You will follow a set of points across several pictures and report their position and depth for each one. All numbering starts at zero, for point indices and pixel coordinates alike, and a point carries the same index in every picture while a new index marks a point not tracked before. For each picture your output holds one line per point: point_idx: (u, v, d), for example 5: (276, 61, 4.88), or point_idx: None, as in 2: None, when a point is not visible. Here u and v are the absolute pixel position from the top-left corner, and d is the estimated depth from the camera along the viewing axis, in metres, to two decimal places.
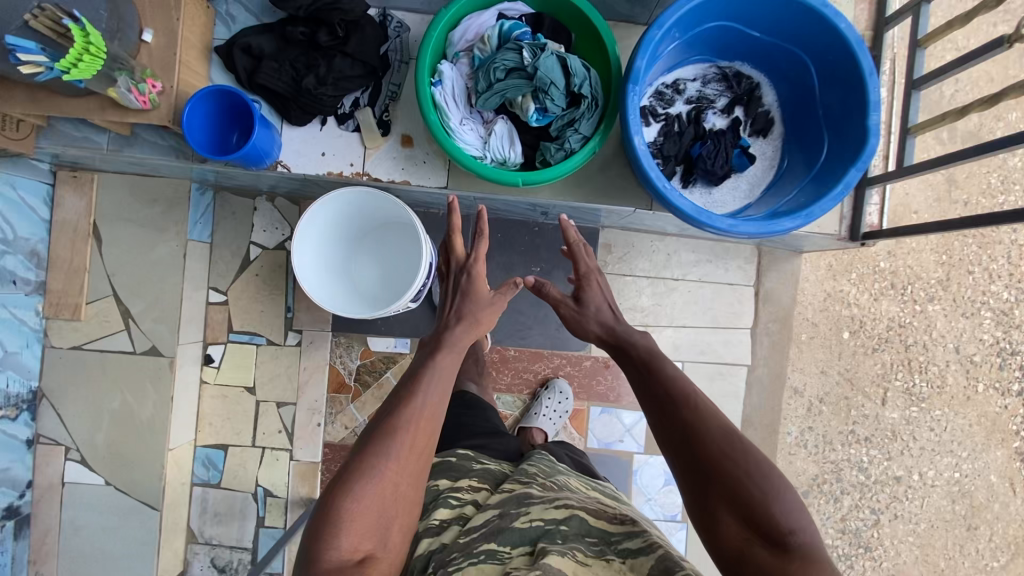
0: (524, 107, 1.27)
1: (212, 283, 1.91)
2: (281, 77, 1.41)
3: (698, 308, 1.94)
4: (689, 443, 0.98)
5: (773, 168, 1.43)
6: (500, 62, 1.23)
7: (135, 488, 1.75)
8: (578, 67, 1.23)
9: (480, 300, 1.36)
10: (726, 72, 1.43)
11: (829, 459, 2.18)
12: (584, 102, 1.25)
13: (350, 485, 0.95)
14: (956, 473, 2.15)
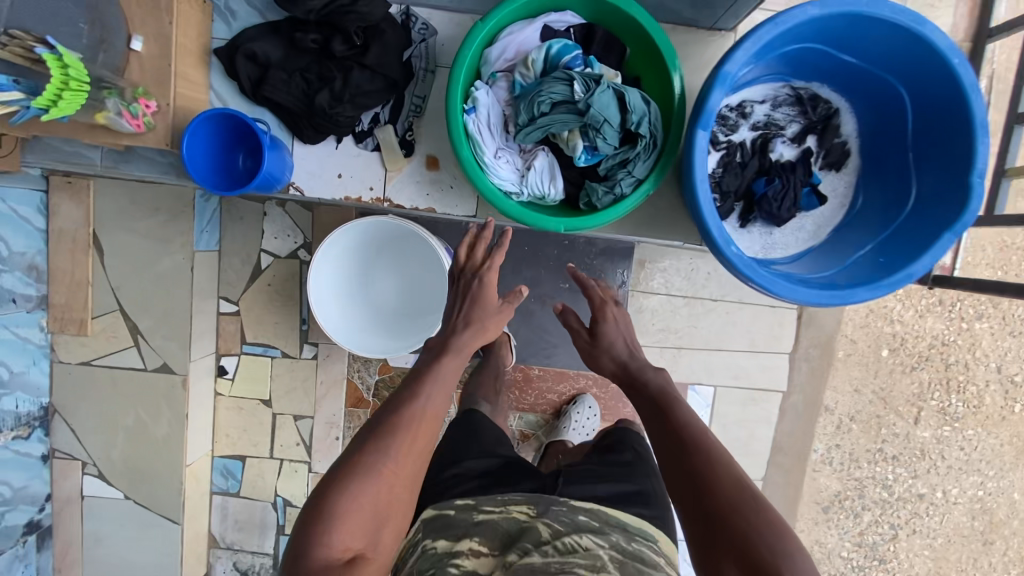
0: (570, 143, 1.11)
1: (223, 292, 1.81)
2: (292, 91, 1.24)
3: (735, 331, 1.82)
4: (699, 496, 0.89)
5: (843, 208, 1.27)
6: (546, 92, 1.07)
7: (154, 502, 1.73)
8: (635, 101, 1.07)
9: (489, 306, 1.19)
10: (803, 95, 1.24)
11: (852, 475, 2.03)
12: (641, 141, 1.09)
13: (343, 480, 0.86)
14: (981, 492, 2.02)
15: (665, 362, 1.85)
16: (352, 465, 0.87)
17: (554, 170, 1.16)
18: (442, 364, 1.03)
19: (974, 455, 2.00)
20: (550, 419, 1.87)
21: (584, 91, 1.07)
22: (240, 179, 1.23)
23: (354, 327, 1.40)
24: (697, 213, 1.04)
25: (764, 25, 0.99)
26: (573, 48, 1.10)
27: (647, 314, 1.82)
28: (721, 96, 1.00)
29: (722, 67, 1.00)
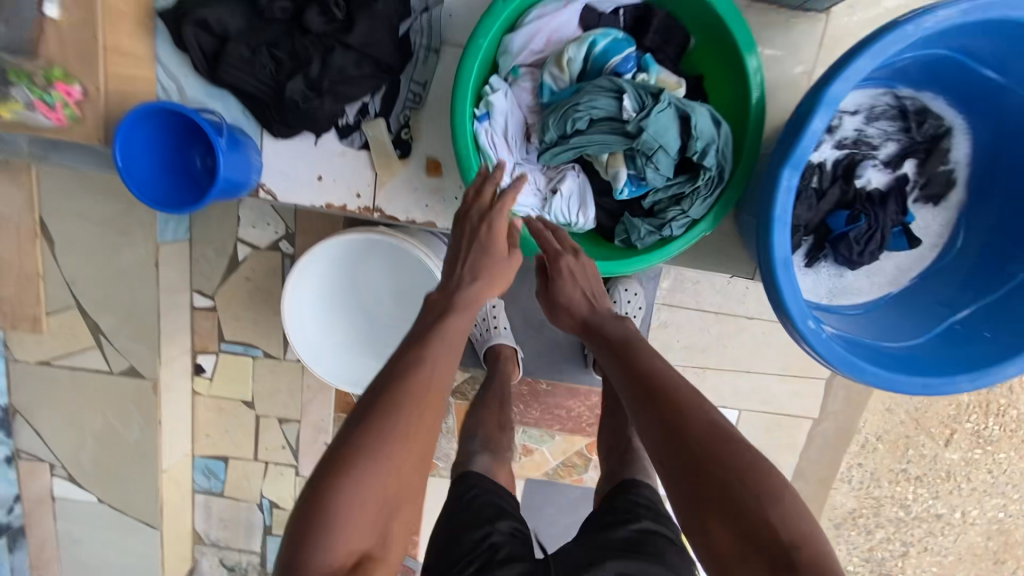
0: (609, 168, 0.92)
1: (196, 285, 1.60)
2: (257, 73, 0.97)
3: (769, 351, 1.63)
4: (672, 452, 0.70)
5: (937, 248, 1.04)
6: (586, 104, 0.87)
7: (130, 507, 1.63)
8: (703, 124, 0.88)
9: (502, 254, 0.85)
10: (908, 107, 0.97)
11: (870, 495, 1.79)
12: (706, 174, 0.89)
13: (341, 472, 0.67)
14: (1001, 514, 1.80)
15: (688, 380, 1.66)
16: (351, 451, 0.68)
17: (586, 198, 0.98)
18: (450, 322, 0.79)
19: (999, 476, 1.77)
20: (555, 435, 1.71)
21: (636, 107, 0.88)
22: (200, 182, 0.98)
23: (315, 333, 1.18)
24: (768, 274, 0.81)
25: (889, 32, 0.73)
26: (625, 46, 0.90)
27: (672, 329, 1.61)
28: (824, 125, 0.75)
29: (824, 89, 0.75)
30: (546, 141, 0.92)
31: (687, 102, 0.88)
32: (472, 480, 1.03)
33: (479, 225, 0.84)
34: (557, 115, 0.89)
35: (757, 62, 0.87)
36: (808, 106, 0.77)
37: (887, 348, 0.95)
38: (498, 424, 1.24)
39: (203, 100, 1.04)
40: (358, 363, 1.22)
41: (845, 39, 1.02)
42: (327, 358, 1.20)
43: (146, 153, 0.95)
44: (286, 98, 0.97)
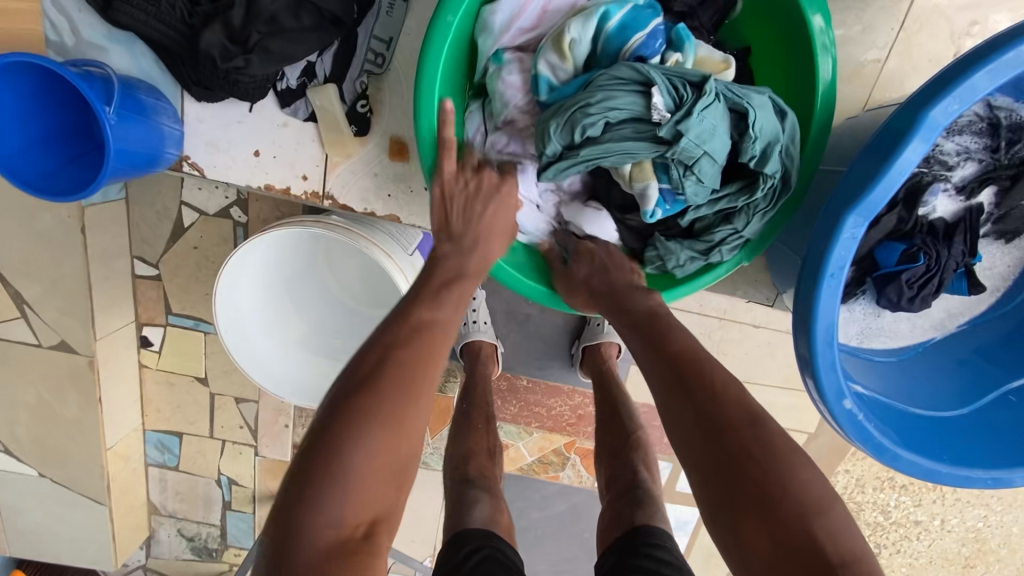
0: (634, 185, 0.76)
1: (137, 251, 1.39)
2: (163, 15, 0.74)
3: (777, 358, 1.26)
4: (685, 435, 0.63)
5: (997, 292, 0.87)
6: (602, 107, 0.70)
7: (76, 483, 1.53)
8: (764, 122, 0.71)
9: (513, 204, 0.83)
10: (1000, 121, 0.77)
11: (851, 498, 1.39)
12: (767, 183, 0.73)
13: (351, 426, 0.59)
14: (979, 523, 1.39)
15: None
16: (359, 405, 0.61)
17: (606, 222, 0.88)
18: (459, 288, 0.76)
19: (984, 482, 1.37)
20: (534, 431, 1.48)
21: (670, 104, 0.70)
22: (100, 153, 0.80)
23: (248, 286, 1.02)
24: (806, 342, 0.65)
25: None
26: (648, 21, 0.74)
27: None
28: (918, 158, 0.57)
29: (921, 112, 0.56)
30: (548, 154, 0.76)
31: (741, 92, 0.72)
32: (472, 538, 0.87)
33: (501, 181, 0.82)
34: (562, 122, 0.72)
35: (823, 21, 0.73)
36: (896, 129, 0.58)
37: (920, 415, 0.80)
38: (488, 449, 1.14)
39: (105, 45, 0.82)
40: (270, 331, 1.08)
41: (934, 19, 0.82)
42: (259, 338, 1.06)
43: (23, 126, 0.77)
44: (200, 53, 0.74)
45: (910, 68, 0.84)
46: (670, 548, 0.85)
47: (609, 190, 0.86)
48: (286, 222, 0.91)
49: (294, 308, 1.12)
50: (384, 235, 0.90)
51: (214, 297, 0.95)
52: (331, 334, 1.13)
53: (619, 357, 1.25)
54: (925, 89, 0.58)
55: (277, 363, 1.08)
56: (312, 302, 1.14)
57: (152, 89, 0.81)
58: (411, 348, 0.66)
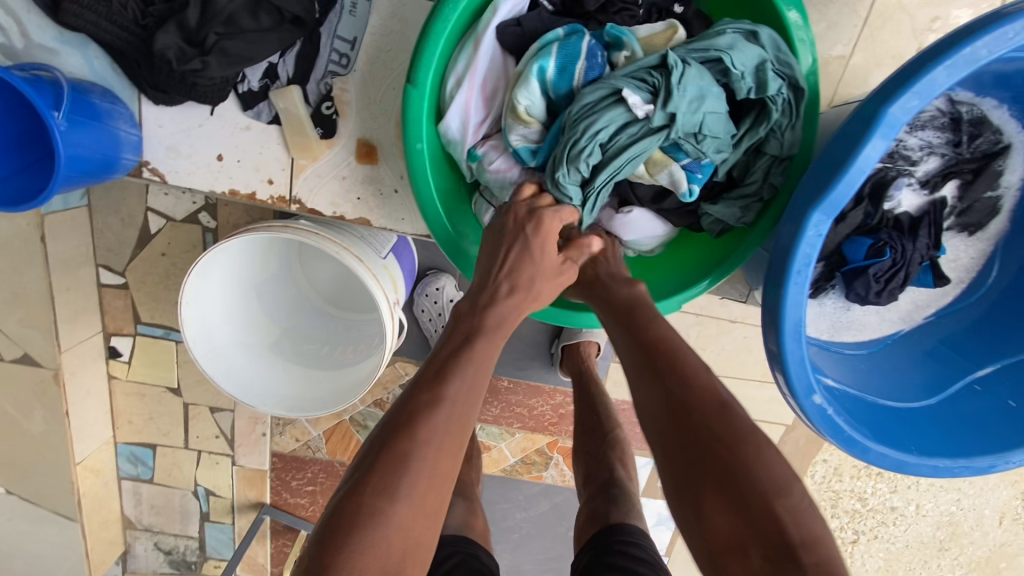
0: (659, 177, 0.78)
1: (102, 260, 1.35)
2: (115, 16, 0.72)
3: (755, 352, 1.27)
4: (676, 465, 0.60)
5: (961, 283, 0.89)
6: (591, 138, 0.72)
7: (45, 499, 1.48)
8: (748, 53, 0.70)
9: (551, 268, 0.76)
10: (962, 116, 0.79)
11: (830, 487, 1.41)
12: (777, 102, 0.71)
13: (356, 519, 0.55)
14: (952, 506, 1.41)
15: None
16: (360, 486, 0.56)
17: (640, 219, 0.84)
18: (480, 343, 0.68)
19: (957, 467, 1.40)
20: (516, 432, 1.47)
21: (646, 98, 0.71)
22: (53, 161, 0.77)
23: (216, 290, 1.00)
24: (774, 338, 0.65)
25: (983, 34, 0.54)
26: (577, 39, 0.74)
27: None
28: (880, 155, 0.57)
29: (880, 110, 0.56)
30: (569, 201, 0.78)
31: (705, 44, 0.71)
32: (444, 546, 0.85)
33: (527, 220, 0.75)
34: (565, 167, 0.74)
35: (800, 17, 0.73)
36: (857, 126, 0.58)
37: (889, 407, 0.81)
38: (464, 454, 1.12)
39: (54, 48, 0.79)
40: (236, 325, 1.05)
41: (897, 15, 0.83)
42: (221, 330, 1.03)
43: None
44: (155, 54, 0.71)
45: (874, 64, 0.85)
46: (645, 546, 0.85)
47: (635, 189, 0.83)
48: (255, 226, 0.89)
49: (265, 314, 1.10)
50: (356, 238, 0.89)
51: (180, 302, 0.92)
52: (302, 341, 1.13)
53: (598, 356, 1.24)
54: (885, 85, 0.58)
55: (240, 357, 1.05)
56: (284, 310, 1.14)
57: (107, 93, 0.78)
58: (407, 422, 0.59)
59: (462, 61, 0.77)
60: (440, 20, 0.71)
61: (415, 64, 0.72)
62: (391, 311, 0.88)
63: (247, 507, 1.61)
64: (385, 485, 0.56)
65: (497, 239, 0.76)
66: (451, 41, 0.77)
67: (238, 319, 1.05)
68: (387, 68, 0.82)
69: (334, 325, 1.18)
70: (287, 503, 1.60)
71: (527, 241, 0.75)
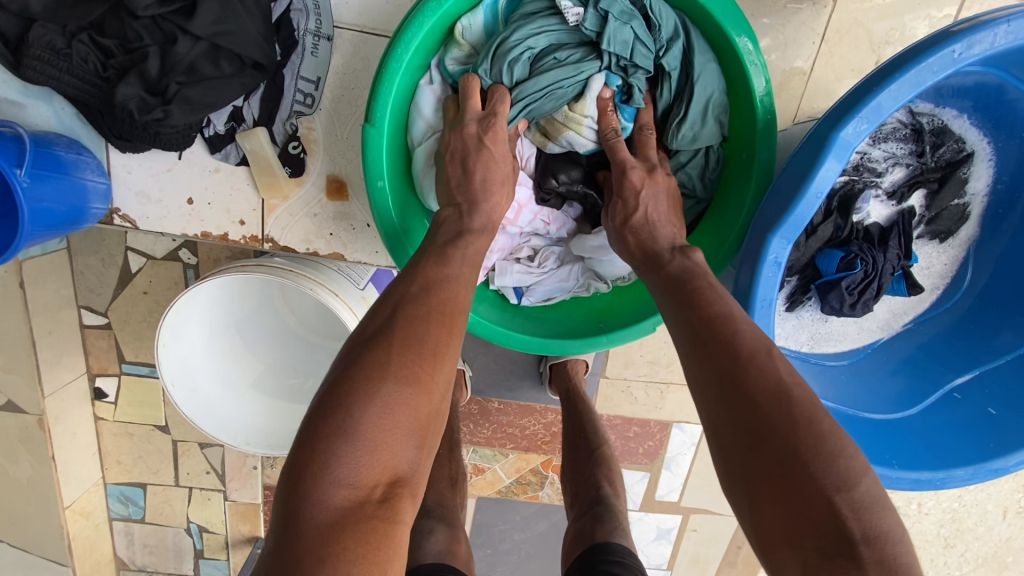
0: (584, 127, 0.76)
1: (83, 300, 1.34)
2: (76, 69, 0.72)
3: None
4: (707, 373, 0.54)
5: (936, 290, 0.89)
6: (521, 38, 0.71)
7: (35, 544, 1.47)
8: (665, 20, 0.73)
9: (506, 162, 0.74)
10: (924, 126, 0.79)
11: None
12: (669, 87, 0.76)
13: (380, 364, 0.54)
14: (956, 504, 1.40)
15: (649, 400, 1.28)
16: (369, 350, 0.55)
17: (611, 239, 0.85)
18: (472, 241, 0.70)
19: None
20: (509, 452, 1.46)
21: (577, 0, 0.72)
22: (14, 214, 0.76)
23: (193, 328, 0.99)
24: None
25: (933, 53, 0.54)
26: None
27: (635, 343, 1.22)
28: (834, 177, 0.57)
29: (832, 133, 0.56)
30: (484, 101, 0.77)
31: None
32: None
33: (473, 123, 0.73)
34: (492, 64, 0.74)
35: (751, 44, 0.71)
36: (813, 146, 0.59)
37: (871, 419, 0.81)
38: (451, 477, 1.11)
39: (20, 101, 0.79)
40: (206, 341, 1.03)
41: (855, 30, 0.84)
42: (192, 343, 1.00)
43: None
44: (116, 106, 0.72)
45: (835, 78, 0.86)
46: (630, 565, 0.84)
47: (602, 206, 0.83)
48: (229, 266, 0.89)
49: (246, 347, 1.09)
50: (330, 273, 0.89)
51: (159, 330, 0.91)
52: (285, 374, 1.11)
53: (586, 374, 1.23)
54: (839, 107, 0.59)
55: (204, 368, 1.03)
56: (266, 344, 1.12)
57: (72, 144, 0.79)
58: (414, 309, 0.59)
59: (428, 97, 0.79)
60: (394, 60, 0.71)
61: (371, 105, 0.73)
62: None
63: (241, 542, 1.59)
64: (400, 349, 0.55)
65: (457, 157, 0.73)
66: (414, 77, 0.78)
67: (209, 337, 1.03)
68: (352, 106, 0.82)
69: (320, 356, 1.14)
70: None
71: (485, 143, 0.73)
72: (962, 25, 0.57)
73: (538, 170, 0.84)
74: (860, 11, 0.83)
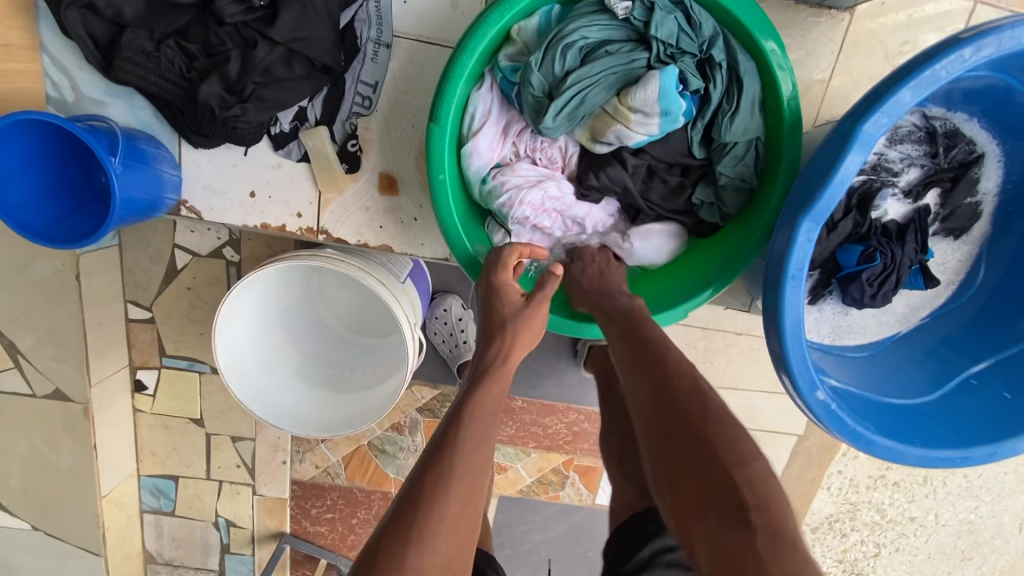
0: (631, 118, 0.78)
1: (130, 295, 1.40)
2: (163, 70, 0.80)
3: (762, 363, 1.27)
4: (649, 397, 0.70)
5: (952, 284, 0.94)
6: (575, 29, 0.78)
7: (71, 533, 1.51)
8: (706, 21, 0.80)
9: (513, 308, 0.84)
10: (937, 129, 0.85)
11: (848, 498, 1.40)
12: (718, 81, 0.80)
13: (389, 551, 0.60)
14: (971, 514, 1.40)
15: None
16: (390, 526, 0.62)
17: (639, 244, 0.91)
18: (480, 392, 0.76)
19: (976, 477, 1.39)
20: (531, 451, 1.50)
21: None
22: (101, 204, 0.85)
23: (245, 315, 1.05)
24: (777, 341, 0.70)
25: (942, 57, 0.61)
26: None
27: None
28: (857, 167, 0.63)
29: (855, 127, 0.63)
30: (537, 91, 0.80)
31: None
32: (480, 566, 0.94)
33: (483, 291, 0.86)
34: (545, 53, 0.79)
35: (777, 46, 0.78)
36: (837, 142, 0.65)
37: (893, 404, 0.85)
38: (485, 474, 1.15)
39: (104, 100, 0.88)
40: (255, 327, 1.08)
41: (870, 42, 0.91)
42: (244, 327, 1.06)
43: (28, 176, 0.82)
44: (199, 104, 0.79)
45: (852, 86, 0.92)
46: None
47: (648, 196, 0.88)
48: (283, 257, 0.95)
49: (287, 335, 1.15)
50: (378, 264, 0.95)
51: (219, 309, 0.97)
52: (326, 365, 1.18)
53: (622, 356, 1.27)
54: (859, 105, 0.65)
55: (253, 351, 1.08)
56: (306, 337, 1.19)
57: (152, 139, 0.86)
58: (429, 474, 0.66)
59: (481, 98, 0.85)
60: (458, 65, 0.78)
61: (437, 104, 0.80)
62: (413, 331, 0.93)
63: (267, 537, 1.63)
64: (405, 534, 0.61)
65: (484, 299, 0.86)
66: (470, 81, 0.85)
67: (259, 322, 1.09)
68: (407, 107, 0.89)
69: (356, 349, 1.23)
70: (307, 531, 1.61)
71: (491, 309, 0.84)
72: (970, 31, 0.63)
73: (580, 166, 0.90)
74: (873, 25, 0.90)
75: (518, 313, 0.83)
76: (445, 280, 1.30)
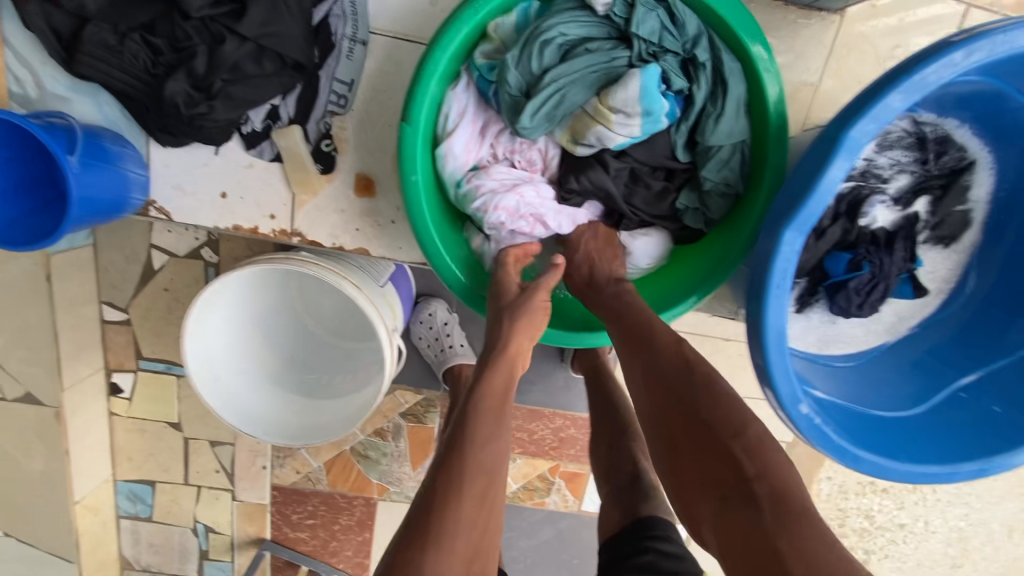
0: (612, 118, 0.75)
1: (105, 295, 1.36)
2: (127, 65, 0.77)
3: (750, 370, 1.25)
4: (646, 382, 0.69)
5: (942, 292, 0.92)
6: (554, 26, 0.75)
7: (44, 540, 1.47)
8: (690, 21, 0.78)
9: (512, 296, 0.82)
10: (927, 135, 0.83)
11: (836, 504, 1.39)
12: (702, 82, 0.78)
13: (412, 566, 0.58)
14: (960, 520, 1.39)
15: None
16: (407, 543, 0.59)
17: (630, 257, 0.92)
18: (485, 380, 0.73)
19: (965, 483, 1.37)
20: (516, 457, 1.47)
21: None
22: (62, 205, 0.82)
23: (217, 319, 1.02)
24: (759, 353, 0.67)
25: (933, 61, 0.59)
26: None
27: None
28: (844, 174, 0.61)
29: (842, 133, 0.60)
30: (514, 91, 0.78)
31: None
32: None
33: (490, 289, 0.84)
34: (522, 51, 0.77)
35: (763, 49, 0.76)
36: (824, 148, 0.62)
37: (879, 417, 0.83)
38: None
39: (67, 95, 0.84)
40: (227, 331, 1.05)
41: (860, 44, 0.89)
42: (215, 331, 1.02)
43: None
44: (164, 100, 0.76)
45: (842, 89, 0.90)
46: (674, 539, 0.89)
47: (630, 201, 0.86)
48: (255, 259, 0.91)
49: (263, 338, 1.12)
50: (354, 269, 0.92)
51: (187, 315, 0.93)
52: (303, 369, 1.15)
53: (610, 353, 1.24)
54: (847, 110, 0.63)
55: (224, 356, 1.04)
56: (284, 339, 1.15)
57: (117, 137, 0.83)
58: (440, 479, 0.63)
59: (457, 97, 0.83)
60: (431, 63, 0.76)
61: (409, 104, 0.77)
62: (390, 338, 0.90)
63: (247, 543, 1.59)
64: (427, 546, 0.59)
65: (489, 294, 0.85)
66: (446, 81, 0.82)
67: (231, 326, 1.06)
68: (383, 106, 0.87)
69: (335, 353, 1.19)
70: (288, 537, 1.58)
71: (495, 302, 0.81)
72: (962, 35, 0.61)
73: (561, 168, 0.88)
74: (863, 27, 0.88)
75: (515, 302, 0.81)
76: (428, 282, 1.27)
